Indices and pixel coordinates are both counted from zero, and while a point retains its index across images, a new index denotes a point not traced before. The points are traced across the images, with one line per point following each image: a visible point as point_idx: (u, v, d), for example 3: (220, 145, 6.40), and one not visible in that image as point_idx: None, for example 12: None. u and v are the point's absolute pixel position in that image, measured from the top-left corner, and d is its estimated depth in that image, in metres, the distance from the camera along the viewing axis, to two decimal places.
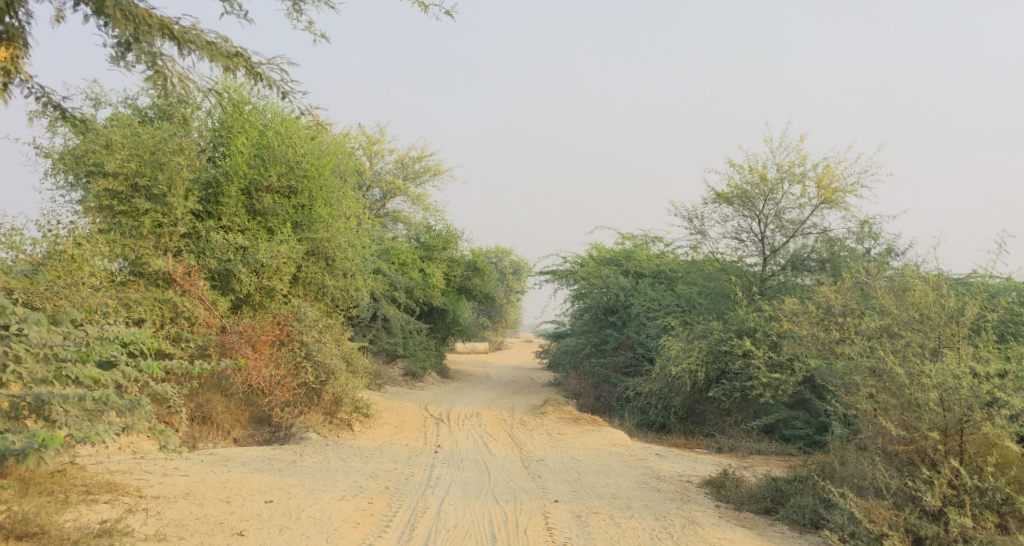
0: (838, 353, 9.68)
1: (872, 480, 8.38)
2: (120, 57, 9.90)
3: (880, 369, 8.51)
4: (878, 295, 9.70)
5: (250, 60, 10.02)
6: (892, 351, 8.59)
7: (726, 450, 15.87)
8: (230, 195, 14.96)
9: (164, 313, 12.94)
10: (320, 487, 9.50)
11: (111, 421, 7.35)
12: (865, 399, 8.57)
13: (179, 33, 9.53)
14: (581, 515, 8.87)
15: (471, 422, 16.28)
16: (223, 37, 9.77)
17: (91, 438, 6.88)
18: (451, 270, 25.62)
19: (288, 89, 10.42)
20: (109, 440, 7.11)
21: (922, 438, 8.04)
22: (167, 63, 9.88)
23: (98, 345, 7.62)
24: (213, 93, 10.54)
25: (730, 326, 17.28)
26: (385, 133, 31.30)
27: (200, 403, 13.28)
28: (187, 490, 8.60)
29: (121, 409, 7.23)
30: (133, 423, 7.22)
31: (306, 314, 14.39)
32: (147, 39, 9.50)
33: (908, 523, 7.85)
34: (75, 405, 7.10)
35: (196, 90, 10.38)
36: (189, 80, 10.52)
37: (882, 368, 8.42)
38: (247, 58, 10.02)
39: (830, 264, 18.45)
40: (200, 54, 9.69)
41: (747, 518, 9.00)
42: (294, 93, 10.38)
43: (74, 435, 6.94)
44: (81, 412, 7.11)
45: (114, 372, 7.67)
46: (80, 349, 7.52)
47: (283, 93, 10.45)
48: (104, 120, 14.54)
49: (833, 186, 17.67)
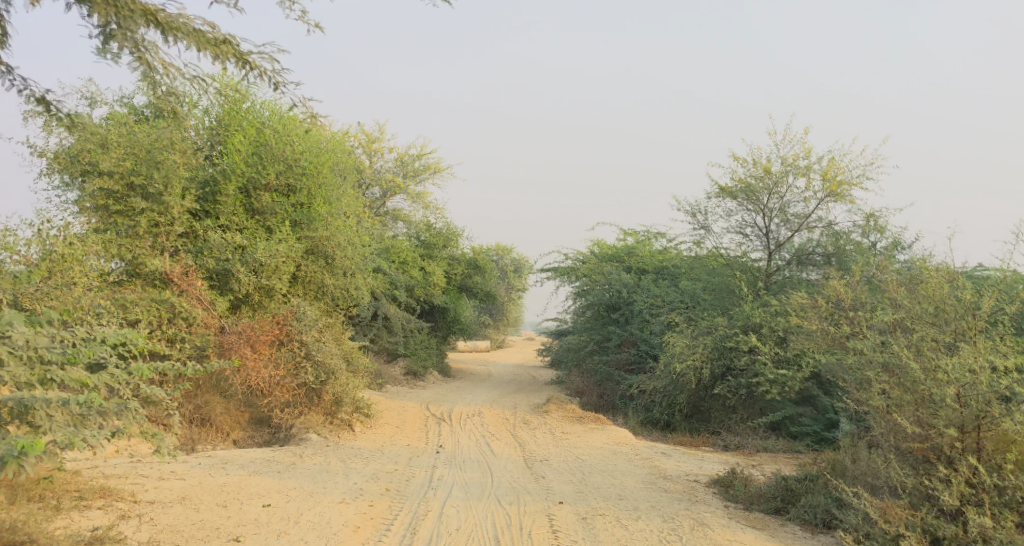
0: (848, 348, 9.47)
1: (887, 479, 8.18)
2: (105, 47, 9.74)
3: (893, 365, 8.31)
4: (890, 288, 9.48)
5: (238, 48, 9.83)
6: (906, 346, 8.39)
7: (732, 448, 15.70)
8: (228, 193, 14.74)
9: (161, 314, 12.75)
10: (320, 490, 9.31)
11: (102, 426, 7.15)
12: (878, 396, 8.36)
13: (163, 20, 9.36)
14: (587, 517, 8.67)
15: (474, 421, 16.07)
16: (210, 24, 9.58)
17: (75, 444, 6.71)
18: (452, 269, 25.42)
19: (279, 79, 10.25)
20: (96, 444, 6.96)
21: (938, 435, 7.83)
22: (154, 53, 9.68)
23: (84, 348, 7.48)
24: (203, 85, 10.33)
25: (735, 322, 17.09)
26: (384, 131, 31.10)
27: (198, 405, 13.09)
28: (183, 495, 8.41)
29: (108, 412, 7.17)
30: (122, 428, 7.19)
31: (306, 313, 14.13)
32: (130, 27, 9.33)
33: (925, 523, 7.65)
34: (60, 410, 6.90)
35: (186, 81, 10.20)
36: (178, 71, 10.33)
37: (896, 363, 8.21)
38: (236, 46, 9.84)
39: (836, 258, 18.26)
40: (186, 42, 9.51)
41: (757, 519, 8.79)
42: (285, 83, 10.22)
43: (58, 441, 6.75)
44: (66, 417, 6.94)
45: (102, 374, 7.51)
46: (65, 352, 7.34)
47: (275, 82, 10.26)
48: (100, 120, 14.25)
49: (838, 179, 17.47)
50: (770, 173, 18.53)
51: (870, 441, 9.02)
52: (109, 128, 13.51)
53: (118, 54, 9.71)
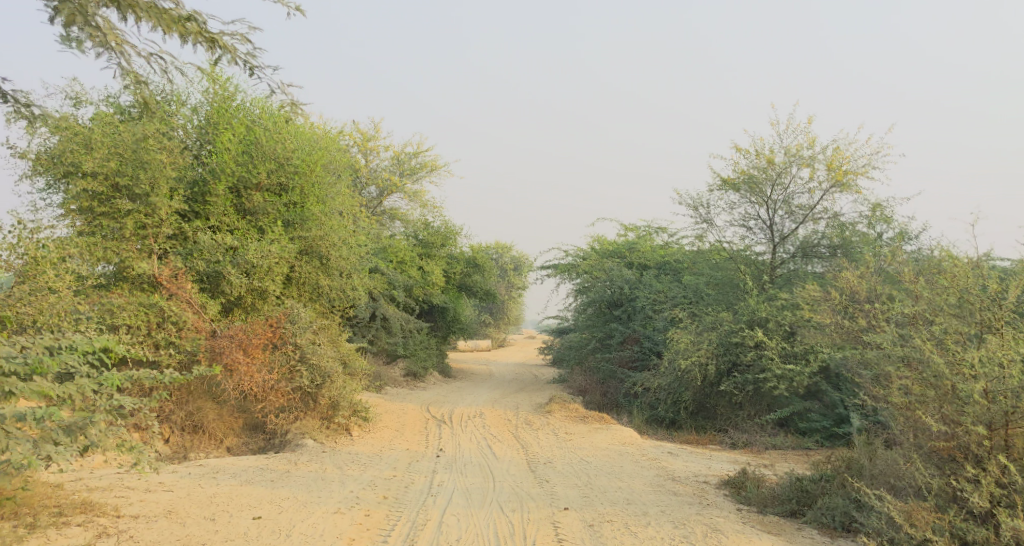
0: (864, 342, 9.08)
1: (911, 479, 7.81)
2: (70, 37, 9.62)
3: (915, 359, 7.93)
4: (908, 280, 9.08)
5: (204, 25, 9.81)
6: (929, 339, 8.02)
7: (740, 446, 15.35)
8: (218, 193, 14.34)
9: (150, 319, 12.41)
10: (313, 500, 8.92)
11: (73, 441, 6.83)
12: (899, 393, 8.00)
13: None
14: (593, 524, 8.30)
15: (474, 423, 15.68)
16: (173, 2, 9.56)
17: (33, 462, 6.50)
18: (451, 267, 25.04)
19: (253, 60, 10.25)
20: (60, 461, 6.76)
21: (964, 433, 7.46)
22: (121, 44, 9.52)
23: (49, 357, 7.10)
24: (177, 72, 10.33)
25: (740, 317, 16.73)
26: (379, 129, 30.75)
27: (190, 412, 12.73)
28: (170, 508, 8.06)
29: (71, 427, 6.96)
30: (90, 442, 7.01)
31: (299, 315, 13.69)
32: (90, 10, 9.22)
33: (953, 527, 7.29)
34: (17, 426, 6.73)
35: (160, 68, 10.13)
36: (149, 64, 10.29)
37: (918, 358, 7.84)
38: (201, 23, 9.81)
39: (842, 250, 17.86)
40: (148, 19, 9.50)
41: (773, 522, 8.42)
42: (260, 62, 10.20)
43: (16, 460, 6.57)
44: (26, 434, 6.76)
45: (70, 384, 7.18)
46: (28, 362, 7.00)
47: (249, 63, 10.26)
48: (87, 120, 13.61)
49: (843, 168, 17.09)
50: (773, 164, 18.17)
51: (890, 439, 8.64)
52: (93, 128, 13.11)
53: (83, 42, 9.56)
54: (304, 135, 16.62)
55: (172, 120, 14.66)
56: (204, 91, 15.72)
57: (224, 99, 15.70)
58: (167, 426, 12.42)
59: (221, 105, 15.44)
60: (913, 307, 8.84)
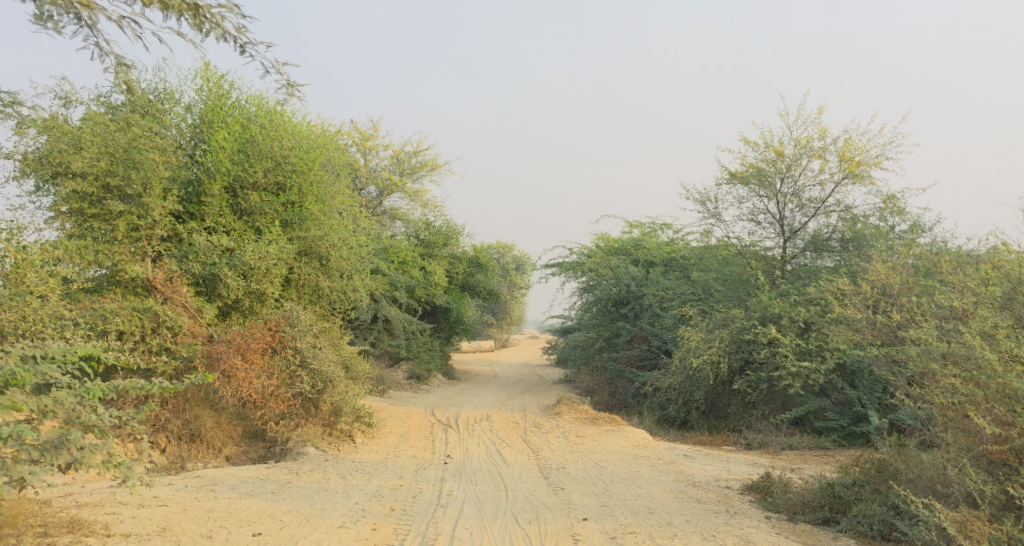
0: (903, 339, 8.59)
1: (959, 486, 7.36)
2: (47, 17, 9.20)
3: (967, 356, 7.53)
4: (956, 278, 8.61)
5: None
6: (979, 335, 7.64)
7: (755, 447, 14.88)
8: (213, 193, 13.87)
9: (144, 324, 11.97)
10: (316, 513, 8.45)
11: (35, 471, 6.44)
12: (945, 391, 7.60)
13: None
14: (615, 536, 7.84)
15: (482, 426, 15.20)
16: None
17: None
18: (453, 267, 24.57)
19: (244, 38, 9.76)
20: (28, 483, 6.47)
21: (1019, 435, 7.06)
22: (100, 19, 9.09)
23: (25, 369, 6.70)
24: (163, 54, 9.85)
25: (752, 314, 16.25)
26: (378, 128, 30.31)
27: (187, 420, 12.29)
28: (163, 526, 7.61)
29: (47, 446, 6.66)
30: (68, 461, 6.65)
31: (299, 318, 13.19)
32: None
33: (1011, 538, 6.82)
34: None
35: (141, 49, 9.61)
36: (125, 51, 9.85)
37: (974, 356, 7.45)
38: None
39: (854, 243, 17.35)
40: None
41: (806, 532, 8.01)
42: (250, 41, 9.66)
43: None
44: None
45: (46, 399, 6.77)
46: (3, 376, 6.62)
47: (240, 42, 9.80)
48: (77, 120, 13.06)
49: (856, 159, 16.61)
50: (783, 156, 17.70)
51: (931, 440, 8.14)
52: (82, 127, 12.66)
53: (61, 21, 9.12)
54: (301, 133, 16.18)
55: (163, 119, 14.21)
56: (196, 90, 15.40)
57: (219, 97, 15.34)
58: (163, 435, 12.02)
59: (215, 103, 15.04)
60: (956, 302, 8.39)
